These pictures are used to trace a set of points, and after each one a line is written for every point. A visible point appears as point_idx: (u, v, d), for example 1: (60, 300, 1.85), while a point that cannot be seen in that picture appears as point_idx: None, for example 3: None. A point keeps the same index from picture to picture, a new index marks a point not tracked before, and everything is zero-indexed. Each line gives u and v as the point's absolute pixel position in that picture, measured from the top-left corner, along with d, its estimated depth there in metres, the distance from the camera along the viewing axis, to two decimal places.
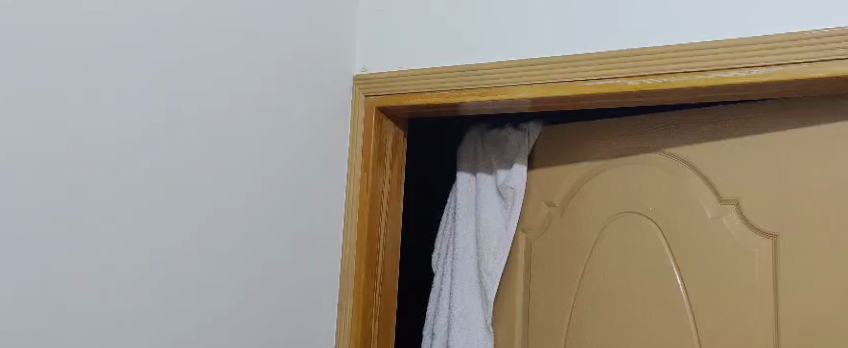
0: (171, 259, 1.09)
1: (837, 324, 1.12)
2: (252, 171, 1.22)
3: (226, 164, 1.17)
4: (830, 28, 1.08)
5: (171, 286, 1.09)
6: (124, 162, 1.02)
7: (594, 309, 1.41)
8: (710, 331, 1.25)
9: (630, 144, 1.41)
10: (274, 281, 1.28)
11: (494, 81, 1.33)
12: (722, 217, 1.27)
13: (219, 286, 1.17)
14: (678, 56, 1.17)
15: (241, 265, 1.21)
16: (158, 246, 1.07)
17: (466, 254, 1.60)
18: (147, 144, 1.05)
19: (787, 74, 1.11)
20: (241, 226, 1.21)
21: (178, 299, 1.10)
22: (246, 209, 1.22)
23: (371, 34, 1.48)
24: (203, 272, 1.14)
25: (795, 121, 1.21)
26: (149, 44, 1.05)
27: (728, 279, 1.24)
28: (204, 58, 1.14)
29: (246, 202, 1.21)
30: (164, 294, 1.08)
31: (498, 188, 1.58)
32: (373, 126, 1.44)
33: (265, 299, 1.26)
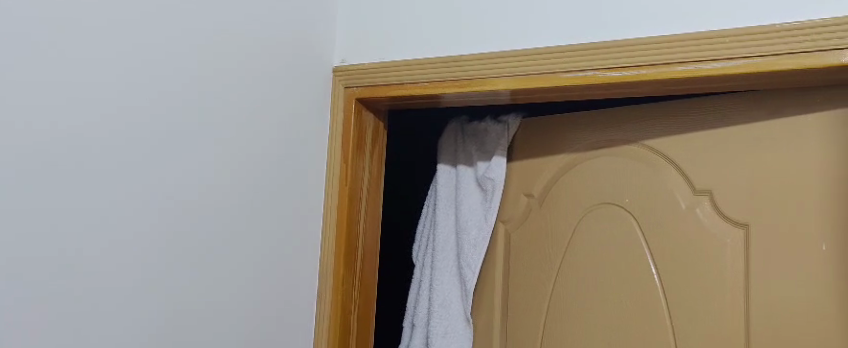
0: (148, 255, 1.09)
1: (810, 318, 1.14)
2: (228, 165, 1.21)
3: (204, 161, 1.17)
4: (796, 22, 1.10)
5: (148, 280, 1.09)
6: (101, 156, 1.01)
7: (571, 306, 1.42)
8: (684, 322, 1.27)
9: (609, 135, 1.42)
10: (254, 275, 1.27)
11: (473, 73, 1.33)
12: (695, 208, 1.28)
13: (195, 279, 1.16)
14: (653, 48, 1.18)
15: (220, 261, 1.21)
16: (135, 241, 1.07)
17: (445, 245, 1.61)
18: (125, 138, 1.04)
19: (755, 66, 1.12)
20: (218, 221, 1.20)
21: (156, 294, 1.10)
22: (224, 204, 1.21)
23: (353, 25, 1.48)
24: (179, 266, 1.14)
25: (768, 114, 1.22)
26: (128, 38, 1.04)
27: (701, 273, 1.26)
28: (186, 52, 1.13)
29: (222, 198, 1.21)
30: (141, 289, 1.08)
31: (479, 180, 1.59)
32: (353, 118, 1.45)
33: (241, 292, 1.25)
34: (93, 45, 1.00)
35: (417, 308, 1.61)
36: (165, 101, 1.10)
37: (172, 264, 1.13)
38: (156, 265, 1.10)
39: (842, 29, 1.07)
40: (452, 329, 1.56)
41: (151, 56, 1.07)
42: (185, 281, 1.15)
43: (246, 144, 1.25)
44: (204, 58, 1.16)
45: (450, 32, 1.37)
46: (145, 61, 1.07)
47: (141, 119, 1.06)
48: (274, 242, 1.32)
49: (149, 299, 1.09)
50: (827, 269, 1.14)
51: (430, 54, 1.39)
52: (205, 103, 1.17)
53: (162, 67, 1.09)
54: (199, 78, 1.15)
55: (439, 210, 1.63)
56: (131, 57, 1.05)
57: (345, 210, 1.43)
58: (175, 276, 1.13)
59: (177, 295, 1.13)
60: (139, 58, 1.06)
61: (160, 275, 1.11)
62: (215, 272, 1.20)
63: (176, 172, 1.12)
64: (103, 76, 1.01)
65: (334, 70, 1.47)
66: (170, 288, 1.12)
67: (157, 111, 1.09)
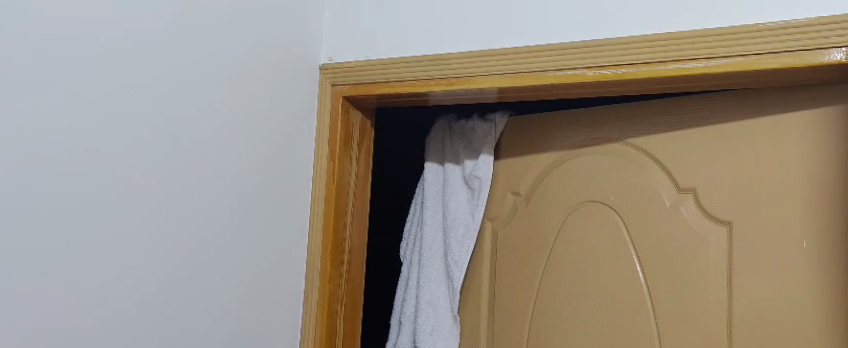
0: (125, 255, 1.09)
1: (791, 316, 1.15)
2: (206, 164, 1.21)
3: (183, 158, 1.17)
4: (779, 22, 1.10)
5: (126, 279, 1.09)
6: (74, 156, 1.02)
7: (557, 305, 1.43)
8: (669, 321, 1.28)
9: (596, 133, 1.43)
10: (231, 273, 1.27)
11: (461, 72, 1.34)
12: (679, 206, 1.29)
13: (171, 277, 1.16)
14: (640, 47, 1.19)
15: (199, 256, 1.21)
16: (111, 240, 1.07)
17: (433, 243, 1.61)
18: (100, 138, 1.05)
19: (739, 65, 1.13)
20: (195, 218, 1.20)
21: (132, 293, 1.11)
22: (203, 202, 1.21)
23: (340, 23, 1.48)
24: (157, 265, 1.14)
25: (752, 112, 1.23)
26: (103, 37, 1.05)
27: (685, 271, 1.27)
28: (163, 50, 1.13)
29: (202, 196, 1.21)
30: (118, 289, 1.09)
31: (466, 178, 1.59)
32: (340, 116, 1.45)
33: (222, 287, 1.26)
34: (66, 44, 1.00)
35: (405, 306, 1.61)
36: (142, 99, 1.10)
37: (150, 263, 1.13)
38: (133, 264, 1.10)
39: (827, 28, 1.07)
40: (439, 327, 1.56)
41: (127, 55, 1.08)
42: (163, 279, 1.15)
43: (227, 142, 1.25)
44: (183, 56, 1.16)
45: (437, 30, 1.38)
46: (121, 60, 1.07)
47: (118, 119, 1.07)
48: (258, 241, 1.32)
49: (125, 298, 1.10)
50: (809, 266, 1.15)
51: (417, 52, 1.39)
52: (184, 100, 1.17)
53: (139, 65, 1.09)
54: (177, 76, 1.15)
55: (426, 208, 1.63)
56: (105, 55, 1.05)
57: (330, 208, 1.43)
58: (152, 275, 1.13)
59: (153, 294, 1.14)
60: (115, 56, 1.06)
61: (137, 274, 1.11)
62: (194, 270, 1.20)
63: (152, 171, 1.12)
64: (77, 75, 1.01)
65: (321, 68, 1.47)
66: (146, 287, 1.13)
67: (134, 109, 1.09)
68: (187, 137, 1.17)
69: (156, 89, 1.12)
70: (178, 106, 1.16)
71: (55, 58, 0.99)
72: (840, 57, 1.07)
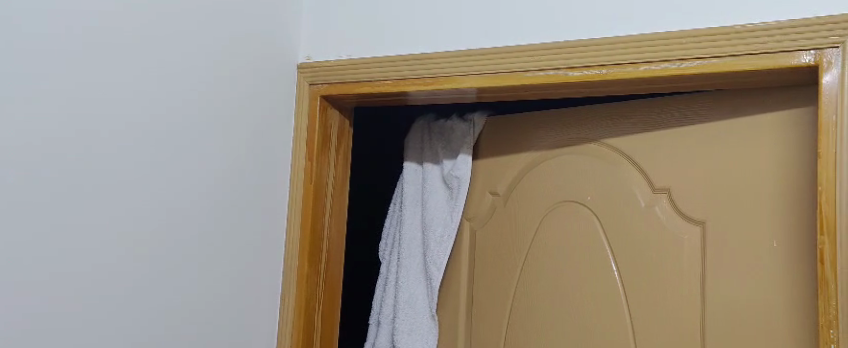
0: (106, 252, 1.08)
1: (763, 316, 1.17)
2: (189, 162, 1.21)
3: (162, 158, 1.16)
4: (755, 24, 1.12)
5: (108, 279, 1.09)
6: (55, 155, 1.01)
7: (534, 304, 1.44)
8: (643, 319, 1.29)
9: (573, 134, 1.44)
10: (207, 276, 1.26)
11: (441, 71, 1.34)
12: (654, 205, 1.31)
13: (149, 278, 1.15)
14: (618, 48, 1.20)
15: (177, 258, 1.20)
16: (91, 239, 1.06)
17: (411, 243, 1.62)
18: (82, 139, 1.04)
19: (714, 67, 1.14)
20: (175, 216, 1.19)
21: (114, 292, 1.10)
22: (184, 201, 1.20)
23: (321, 21, 1.48)
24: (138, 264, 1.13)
25: (727, 113, 1.25)
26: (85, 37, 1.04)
27: (660, 270, 1.28)
28: (145, 49, 1.12)
29: (185, 193, 1.20)
30: (100, 288, 1.08)
31: (445, 178, 1.60)
32: (318, 116, 1.45)
33: (201, 288, 1.25)
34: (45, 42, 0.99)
35: (383, 306, 1.62)
36: (122, 98, 1.09)
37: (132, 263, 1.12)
38: (115, 263, 1.10)
39: (804, 31, 1.08)
40: (418, 326, 1.57)
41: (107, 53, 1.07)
42: (146, 278, 1.15)
43: (207, 142, 1.24)
44: (164, 53, 1.15)
45: (417, 29, 1.38)
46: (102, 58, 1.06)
47: (98, 118, 1.06)
48: (237, 241, 1.32)
49: (105, 297, 1.09)
50: (778, 264, 1.16)
51: (398, 52, 1.39)
52: (165, 100, 1.16)
53: (119, 64, 1.08)
54: (159, 74, 1.14)
55: (405, 208, 1.64)
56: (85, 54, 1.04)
57: (309, 208, 1.43)
58: (134, 274, 1.13)
59: (136, 292, 1.13)
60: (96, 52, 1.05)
61: (117, 274, 1.10)
62: (175, 268, 1.20)
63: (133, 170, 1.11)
64: (56, 75, 1.00)
65: (301, 67, 1.47)
66: (126, 287, 1.12)
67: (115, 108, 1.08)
68: (169, 135, 1.17)
69: (137, 88, 1.11)
70: (161, 105, 1.15)
71: (37, 57, 0.98)
72: (809, 59, 1.08)
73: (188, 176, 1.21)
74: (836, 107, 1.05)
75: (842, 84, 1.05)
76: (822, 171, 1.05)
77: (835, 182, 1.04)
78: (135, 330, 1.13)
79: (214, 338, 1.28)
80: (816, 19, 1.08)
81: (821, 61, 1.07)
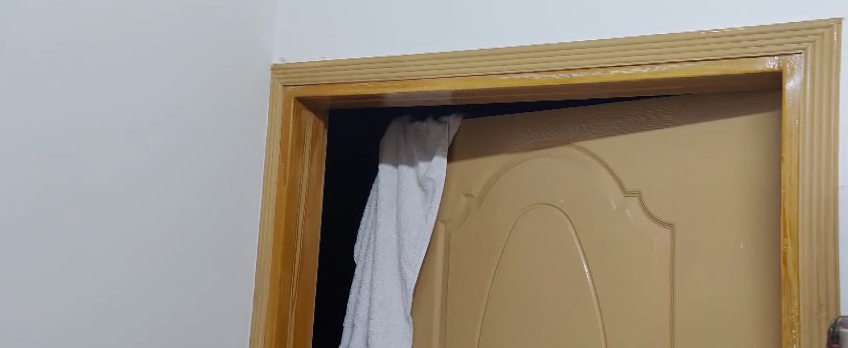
0: (71, 253, 1.07)
1: (731, 317, 1.19)
2: (157, 164, 1.20)
3: (130, 160, 1.15)
4: (721, 30, 1.14)
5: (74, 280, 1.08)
6: (20, 156, 1.00)
7: (507, 306, 1.45)
8: (614, 320, 1.31)
9: (546, 137, 1.45)
10: (177, 278, 1.25)
11: (414, 74, 1.35)
12: (625, 208, 1.32)
13: (117, 280, 1.15)
14: (588, 53, 1.22)
15: (145, 260, 1.19)
16: (59, 241, 1.06)
17: (386, 245, 1.62)
18: (48, 140, 1.03)
19: (682, 71, 1.16)
20: (143, 217, 1.18)
21: (81, 293, 1.09)
22: (152, 202, 1.20)
23: (296, 23, 1.48)
24: (105, 265, 1.12)
25: (696, 117, 1.27)
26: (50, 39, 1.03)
27: (631, 272, 1.30)
28: (112, 49, 1.12)
29: (153, 195, 1.20)
30: (67, 290, 1.07)
31: (420, 180, 1.61)
32: (292, 118, 1.45)
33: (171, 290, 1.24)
34: (8, 44, 0.98)
35: (357, 308, 1.62)
36: (87, 99, 1.08)
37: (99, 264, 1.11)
38: (81, 264, 1.09)
39: (768, 36, 1.11)
40: (393, 328, 1.56)
41: (72, 54, 1.06)
42: (113, 279, 1.14)
43: (178, 142, 1.24)
44: (133, 55, 1.15)
45: (391, 32, 1.38)
46: (69, 58, 1.06)
47: (63, 119, 1.05)
48: (209, 243, 1.32)
49: (73, 299, 1.08)
50: (746, 266, 1.18)
51: (371, 55, 1.39)
52: (134, 101, 1.15)
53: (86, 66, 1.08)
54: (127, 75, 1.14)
55: (380, 210, 1.64)
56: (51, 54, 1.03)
57: (282, 210, 1.43)
58: (100, 275, 1.12)
59: (102, 293, 1.12)
60: (59, 53, 1.05)
61: (84, 276, 1.10)
62: (144, 268, 1.19)
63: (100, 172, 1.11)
64: (22, 74, 1.00)
65: (274, 68, 1.47)
66: (94, 290, 1.11)
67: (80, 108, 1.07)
68: (137, 137, 1.16)
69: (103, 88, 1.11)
70: (129, 107, 1.15)
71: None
72: (773, 64, 1.11)
73: (158, 177, 1.21)
74: (798, 112, 1.07)
75: (803, 89, 1.07)
76: (785, 174, 1.07)
77: (797, 184, 1.06)
78: (102, 333, 1.12)
79: (184, 341, 1.27)
80: (781, 26, 1.10)
81: (785, 67, 1.10)
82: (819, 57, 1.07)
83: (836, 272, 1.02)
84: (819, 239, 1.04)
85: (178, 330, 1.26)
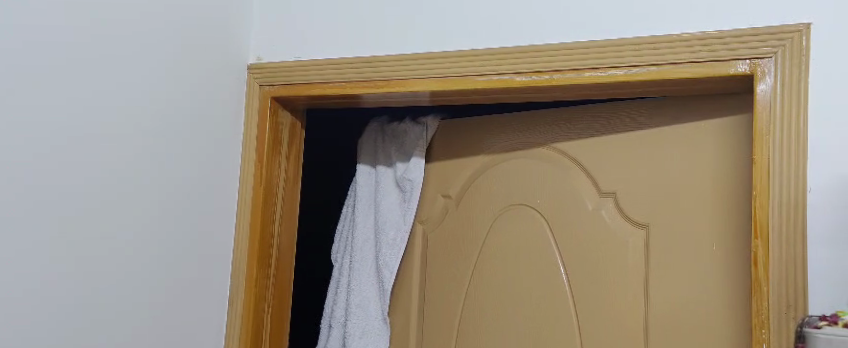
0: (41, 253, 1.06)
1: (704, 316, 1.20)
2: (130, 163, 1.19)
3: (103, 160, 1.15)
4: (693, 34, 1.15)
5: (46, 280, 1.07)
6: None
7: (483, 307, 1.45)
8: (589, 321, 1.32)
9: (524, 138, 1.46)
10: (150, 279, 1.25)
11: (403, 74, 1.34)
12: (600, 209, 1.34)
13: (89, 281, 1.14)
14: (563, 55, 1.23)
15: (118, 260, 1.18)
16: (30, 240, 1.05)
17: (364, 246, 1.62)
18: (17, 138, 1.02)
19: (655, 74, 1.17)
20: (115, 217, 1.17)
21: (52, 293, 1.08)
22: (124, 202, 1.19)
23: (273, 23, 1.47)
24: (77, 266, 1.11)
25: (670, 119, 1.28)
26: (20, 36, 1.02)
27: (606, 272, 1.31)
28: (85, 48, 1.11)
29: (127, 194, 1.19)
30: (38, 291, 1.06)
31: (397, 180, 1.61)
32: (268, 117, 1.45)
33: (143, 290, 1.23)
34: None
35: (335, 309, 1.62)
36: (55, 98, 1.07)
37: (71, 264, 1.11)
38: (51, 264, 1.08)
39: (739, 40, 1.12)
40: (370, 329, 1.57)
41: (43, 52, 1.06)
42: (84, 280, 1.13)
43: (152, 141, 1.23)
44: (106, 54, 1.14)
45: (367, 31, 1.39)
46: (41, 56, 1.05)
47: (33, 117, 1.04)
48: (183, 243, 1.32)
49: (45, 299, 1.07)
50: (718, 267, 1.20)
51: (348, 55, 1.39)
52: (107, 100, 1.15)
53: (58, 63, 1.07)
54: (98, 72, 1.13)
55: (358, 211, 1.64)
56: (22, 53, 1.03)
57: (258, 209, 1.43)
58: (72, 276, 1.11)
59: (74, 293, 1.11)
60: (30, 51, 1.04)
61: (56, 277, 1.09)
62: (117, 268, 1.18)
63: (71, 172, 1.10)
64: None
65: (250, 67, 1.46)
66: (66, 291, 1.10)
67: (51, 107, 1.07)
68: (110, 136, 1.15)
69: (75, 86, 1.10)
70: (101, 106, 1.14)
71: None
72: (744, 68, 1.12)
73: (132, 177, 1.20)
74: (768, 117, 1.09)
75: (773, 94, 1.09)
76: (757, 176, 1.09)
77: (767, 185, 1.08)
78: (73, 334, 1.12)
79: (157, 343, 1.26)
80: (751, 30, 1.12)
81: (756, 70, 1.11)
82: (789, 61, 1.09)
83: (803, 274, 1.04)
84: (787, 240, 1.05)
85: (152, 331, 1.25)
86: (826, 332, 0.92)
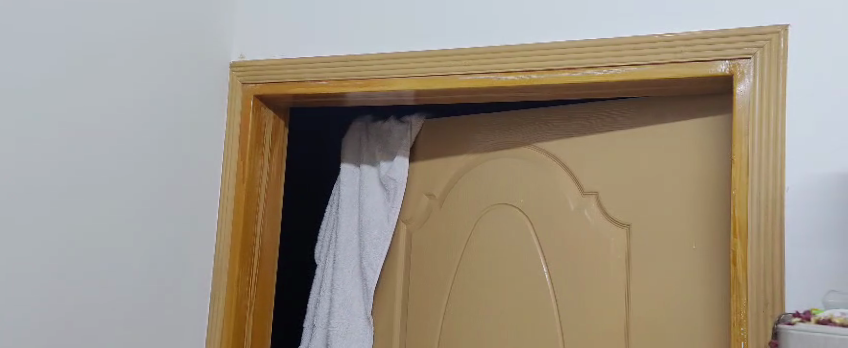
0: (16, 253, 1.05)
1: (684, 315, 1.21)
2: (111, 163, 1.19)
3: (80, 158, 1.14)
4: (674, 34, 1.16)
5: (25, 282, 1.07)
6: None
7: (466, 306, 1.46)
8: (571, 320, 1.33)
9: (507, 138, 1.47)
10: (129, 278, 1.24)
11: (365, 73, 1.35)
12: (582, 208, 1.34)
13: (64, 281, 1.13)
14: (545, 55, 1.23)
15: (94, 260, 1.17)
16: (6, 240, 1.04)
17: (347, 245, 1.62)
18: None
19: (636, 74, 1.18)
20: (93, 216, 1.17)
21: (27, 293, 1.07)
22: (101, 200, 1.18)
23: (256, 20, 1.47)
24: (52, 265, 1.11)
25: (651, 119, 1.29)
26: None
27: (588, 271, 1.32)
28: (63, 45, 1.10)
29: (105, 193, 1.18)
30: (13, 291, 1.05)
31: (381, 179, 1.61)
32: (251, 115, 1.44)
33: (122, 289, 1.23)
34: None
35: (318, 309, 1.61)
36: (33, 96, 1.06)
37: (49, 264, 1.10)
38: (27, 264, 1.07)
39: (719, 41, 1.13)
40: (353, 329, 1.57)
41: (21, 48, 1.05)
42: (60, 279, 1.12)
43: (133, 140, 1.23)
44: (83, 52, 1.13)
45: (352, 30, 1.39)
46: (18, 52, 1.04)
47: (10, 114, 1.03)
48: (164, 243, 1.31)
49: (20, 299, 1.06)
50: (698, 266, 1.21)
51: (331, 54, 1.39)
52: (83, 99, 1.14)
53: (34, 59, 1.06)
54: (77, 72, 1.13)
55: (341, 210, 1.63)
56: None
57: (241, 208, 1.42)
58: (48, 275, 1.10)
59: (49, 292, 1.11)
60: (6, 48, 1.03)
61: (31, 277, 1.08)
62: (95, 268, 1.18)
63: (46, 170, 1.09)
64: None
65: (233, 66, 1.46)
66: (41, 291, 1.09)
67: (30, 106, 1.06)
68: (89, 136, 1.15)
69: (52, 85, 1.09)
70: (78, 104, 1.13)
71: None
72: (724, 68, 1.13)
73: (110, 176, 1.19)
74: (748, 115, 1.10)
75: (752, 93, 1.10)
76: (737, 175, 1.10)
77: (745, 184, 1.09)
78: (47, 335, 1.10)
79: (135, 342, 1.26)
80: (733, 30, 1.13)
81: (735, 71, 1.12)
82: (767, 61, 1.10)
83: (780, 274, 1.05)
84: (765, 239, 1.07)
85: (130, 330, 1.25)
86: (797, 327, 0.87)
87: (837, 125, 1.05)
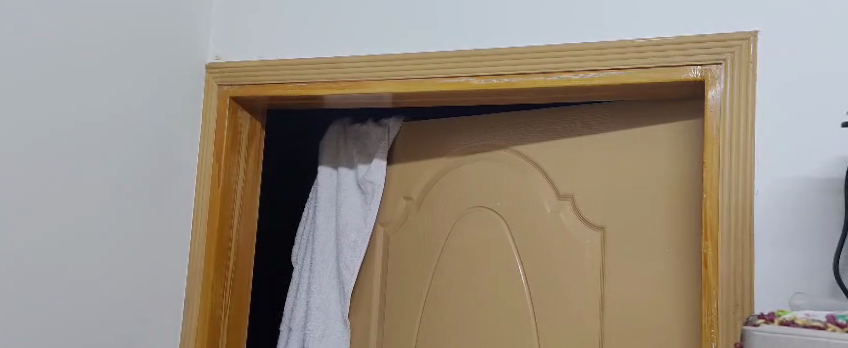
0: None
1: (658, 316, 1.22)
2: (85, 162, 1.18)
3: (51, 158, 1.12)
4: (648, 39, 1.18)
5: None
6: None
7: (443, 307, 1.46)
8: (546, 321, 1.34)
9: (485, 141, 1.47)
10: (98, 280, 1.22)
11: (397, 74, 1.32)
12: (558, 212, 1.35)
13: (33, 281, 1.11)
14: (521, 58, 1.24)
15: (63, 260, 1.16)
16: None
17: (325, 248, 1.62)
18: None
19: (611, 78, 1.19)
20: (64, 218, 1.15)
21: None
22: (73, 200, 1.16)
23: (233, 22, 1.46)
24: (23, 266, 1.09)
25: (626, 123, 1.31)
26: None
27: (563, 273, 1.33)
28: (34, 43, 1.09)
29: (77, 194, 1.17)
30: None
31: (359, 182, 1.61)
32: (227, 118, 1.44)
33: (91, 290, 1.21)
34: None
35: (294, 311, 1.61)
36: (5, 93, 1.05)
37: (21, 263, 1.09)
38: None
39: (692, 46, 1.15)
40: (329, 332, 1.56)
41: None
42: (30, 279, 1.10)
43: (106, 141, 1.22)
44: (57, 52, 1.12)
45: (332, 32, 1.39)
46: None
47: None
48: (139, 243, 1.30)
49: None
50: (672, 268, 1.22)
51: (309, 55, 1.39)
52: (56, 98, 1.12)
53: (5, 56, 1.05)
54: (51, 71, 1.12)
55: (319, 214, 1.63)
56: None
57: (216, 209, 1.42)
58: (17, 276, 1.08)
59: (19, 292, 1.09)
60: None
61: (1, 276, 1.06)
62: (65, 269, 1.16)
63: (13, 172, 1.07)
64: None
65: (209, 67, 1.45)
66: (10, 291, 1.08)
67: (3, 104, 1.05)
68: (63, 136, 1.14)
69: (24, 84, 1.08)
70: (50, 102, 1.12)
71: None
72: (698, 74, 1.15)
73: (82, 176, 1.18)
74: (719, 120, 1.12)
75: (723, 99, 1.12)
76: (707, 180, 1.11)
77: (717, 188, 1.10)
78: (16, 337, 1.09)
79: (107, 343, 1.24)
80: (705, 35, 1.15)
81: (707, 76, 1.14)
82: (738, 67, 1.12)
83: (750, 274, 1.07)
84: (736, 241, 1.08)
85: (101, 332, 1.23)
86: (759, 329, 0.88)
87: (809, 128, 1.07)
